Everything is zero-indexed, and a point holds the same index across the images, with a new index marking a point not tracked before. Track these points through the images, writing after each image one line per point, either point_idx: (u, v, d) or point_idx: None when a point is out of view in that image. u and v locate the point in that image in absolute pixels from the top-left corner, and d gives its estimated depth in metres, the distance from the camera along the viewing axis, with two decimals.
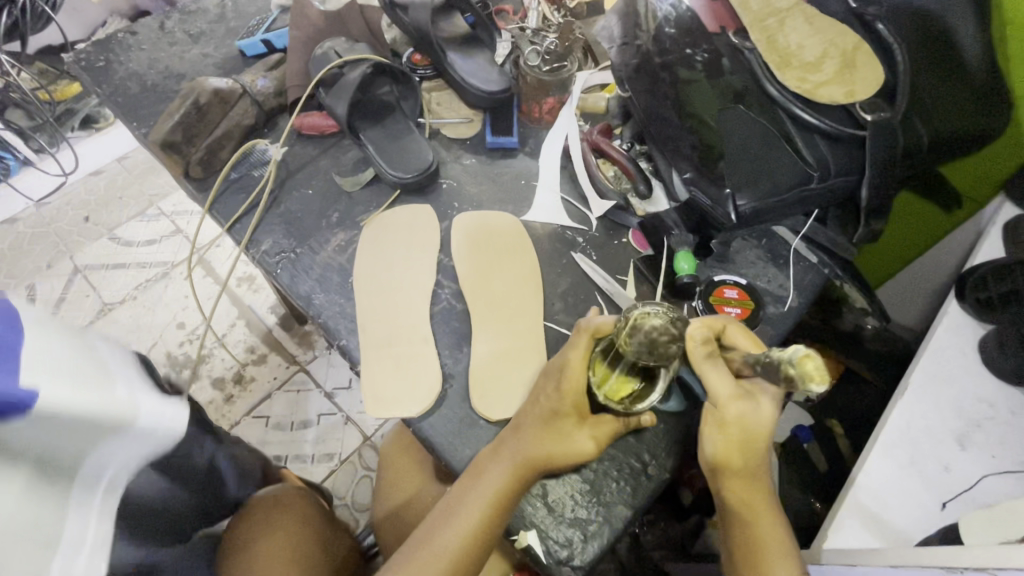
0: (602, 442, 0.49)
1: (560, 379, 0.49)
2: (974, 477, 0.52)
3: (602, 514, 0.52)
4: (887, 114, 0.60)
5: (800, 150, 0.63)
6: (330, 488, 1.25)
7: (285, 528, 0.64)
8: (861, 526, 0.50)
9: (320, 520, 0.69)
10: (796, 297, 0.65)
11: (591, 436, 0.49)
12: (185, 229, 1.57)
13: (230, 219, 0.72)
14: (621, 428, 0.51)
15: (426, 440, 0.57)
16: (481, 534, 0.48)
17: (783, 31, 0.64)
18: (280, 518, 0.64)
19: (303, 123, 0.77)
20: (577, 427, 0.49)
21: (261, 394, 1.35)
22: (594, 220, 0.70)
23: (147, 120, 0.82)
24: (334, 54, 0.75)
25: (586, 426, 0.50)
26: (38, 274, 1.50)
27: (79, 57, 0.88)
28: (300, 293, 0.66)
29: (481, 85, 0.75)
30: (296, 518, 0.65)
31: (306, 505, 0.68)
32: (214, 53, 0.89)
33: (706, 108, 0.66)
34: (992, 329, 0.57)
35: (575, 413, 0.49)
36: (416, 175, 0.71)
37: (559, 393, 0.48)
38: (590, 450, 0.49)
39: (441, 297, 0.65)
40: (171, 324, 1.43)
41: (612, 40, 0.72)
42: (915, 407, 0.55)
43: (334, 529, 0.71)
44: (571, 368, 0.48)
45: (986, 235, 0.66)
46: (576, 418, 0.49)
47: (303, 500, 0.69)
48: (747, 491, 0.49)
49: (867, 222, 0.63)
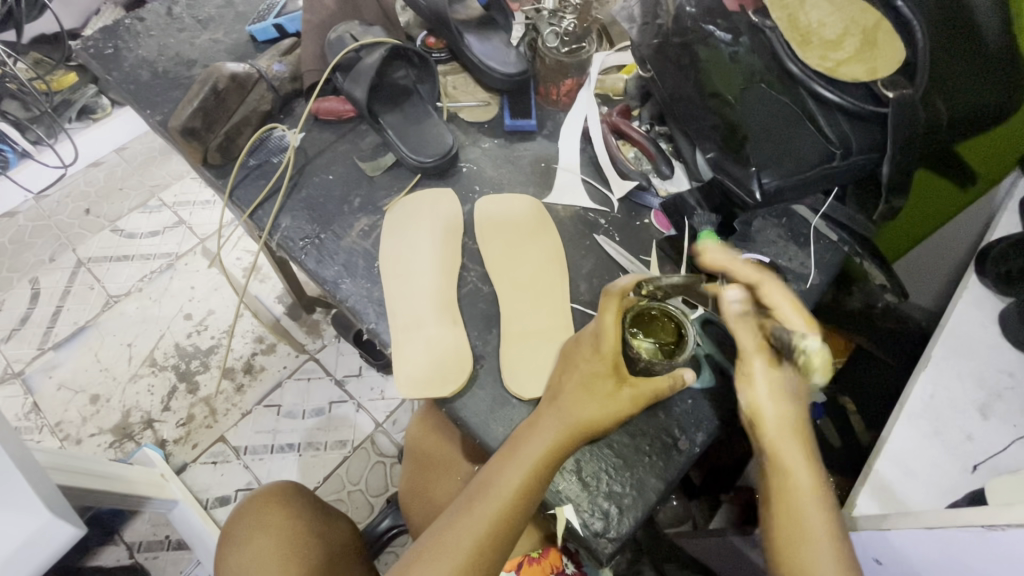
0: (641, 404, 0.51)
1: (597, 343, 0.51)
2: (996, 443, 0.54)
3: (635, 486, 0.53)
4: (909, 91, 0.59)
5: (821, 128, 0.63)
6: (344, 474, 1.27)
7: (274, 523, 0.71)
8: (886, 491, 0.52)
9: (313, 510, 0.75)
10: (817, 274, 0.65)
11: (630, 394, 0.50)
12: (189, 220, 1.57)
13: (250, 204, 0.72)
14: (670, 388, 0.51)
15: (460, 419, 0.58)
16: (520, 501, 0.49)
17: (804, 9, 0.63)
18: (268, 515, 0.72)
19: (320, 108, 0.76)
20: (615, 388, 0.50)
21: (271, 382, 1.36)
22: (616, 201, 0.71)
23: (161, 107, 0.82)
24: (349, 38, 0.74)
25: (625, 388, 0.51)
26: (41, 267, 1.49)
27: (86, 44, 0.87)
28: (326, 278, 0.67)
29: (499, 67, 0.75)
30: (293, 523, 0.72)
31: (297, 498, 0.76)
32: (224, 39, 0.88)
33: (728, 87, 0.67)
34: (1012, 302, 0.59)
35: (613, 376, 0.50)
36: (435, 159, 0.71)
37: (598, 355, 0.50)
38: (628, 409, 0.50)
39: (468, 280, 0.66)
40: (179, 315, 1.43)
41: (632, 20, 0.73)
42: (937, 378, 0.57)
43: (330, 521, 0.75)
44: (606, 332, 0.50)
45: (1003, 211, 0.67)
46: (616, 379, 0.50)
47: (294, 495, 0.76)
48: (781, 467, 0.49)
49: (887, 199, 0.63)
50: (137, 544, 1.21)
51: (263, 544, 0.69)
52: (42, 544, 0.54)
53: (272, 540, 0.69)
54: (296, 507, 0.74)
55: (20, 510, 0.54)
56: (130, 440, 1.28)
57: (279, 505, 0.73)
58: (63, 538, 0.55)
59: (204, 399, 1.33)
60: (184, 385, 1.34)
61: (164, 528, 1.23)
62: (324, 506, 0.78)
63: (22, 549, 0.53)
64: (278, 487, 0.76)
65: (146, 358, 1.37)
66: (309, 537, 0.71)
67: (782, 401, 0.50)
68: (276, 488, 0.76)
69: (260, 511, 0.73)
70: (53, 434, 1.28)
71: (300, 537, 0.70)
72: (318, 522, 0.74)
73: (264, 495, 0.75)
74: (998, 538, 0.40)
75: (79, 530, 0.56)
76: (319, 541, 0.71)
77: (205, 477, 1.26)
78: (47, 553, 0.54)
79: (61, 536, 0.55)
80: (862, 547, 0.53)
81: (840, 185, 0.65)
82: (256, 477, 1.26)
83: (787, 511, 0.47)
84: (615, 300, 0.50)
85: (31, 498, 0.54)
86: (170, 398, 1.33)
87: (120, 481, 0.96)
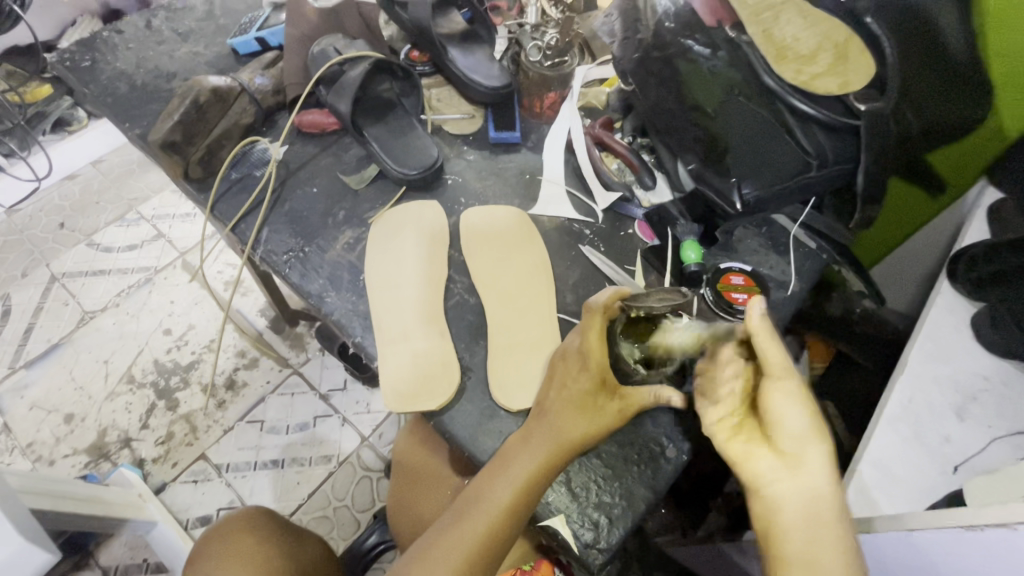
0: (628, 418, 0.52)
1: (583, 360, 0.51)
2: (973, 445, 0.55)
3: (625, 498, 0.53)
4: (880, 104, 0.61)
5: (798, 140, 0.64)
6: (329, 491, 1.24)
7: (244, 552, 0.70)
8: (866, 493, 0.53)
9: (284, 536, 0.74)
10: (797, 282, 0.67)
11: (616, 409, 0.51)
12: (168, 233, 1.54)
13: (232, 217, 0.71)
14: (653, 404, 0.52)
15: (448, 433, 0.58)
16: (510, 517, 0.48)
17: (778, 25, 0.65)
18: (238, 542, 0.71)
19: (303, 121, 0.76)
20: (604, 404, 0.51)
21: (253, 399, 1.33)
22: (599, 212, 0.72)
23: (140, 120, 0.80)
24: (333, 52, 0.75)
25: (613, 400, 0.51)
26: (12, 283, 1.45)
27: (62, 57, 0.86)
28: (310, 292, 0.66)
29: (484, 81, 0.76)
30: (264, 547, 0.71)
31: (268, 524, 0.75)
32: (205, 52, 0.87)
33: (707, 100, 0.67)
34: (983, 307, 0.61)
35: (601, 392, 0.51)
36: (420, 171, 0.71)
37: (585, 372, 0.50)
38: (614, 423, 0.51)
39: (454, 291, 0.66)
40: (157, 331, 1.40)
41: (613, 35, 0.75)
42: (914, 383, 0.58)
43: (304, 546, 0.74)
44: (592, 350, 0.51)
45: (972, 221, 0.70)
46: (605, 391, 0.51)
47: (267, 521, 0.75)
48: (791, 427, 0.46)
49: (862, 209, 0.65)
50: (113, 568, 1.17)
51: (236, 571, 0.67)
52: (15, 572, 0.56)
53: (243, 566, 0.68)
54: (266, 532, 0.73)
55: None
56: (105, 461, 1.24)
57: (249, 533, 0.72)
58: (35, 564, 0.57)
59: (184, 416, 1.30)
60: (162, 402, 1.31)
61: (142, 551, 1.19)
62: (297, 531, 0.77)
63: None
64: (252, 513, 0.76)
65: (122, 376, 1.33)
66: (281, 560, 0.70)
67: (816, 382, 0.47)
68: (247, 515, 0.75)
69: (230, 538, 0.72)
70: (24, 456, 1.24)
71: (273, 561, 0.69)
72: (289, 546, 0.73)
73: (235, 522, 0.74)
74: (976, 537, 0.42)
75: (51, 557, 0.59)
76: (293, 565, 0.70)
77: (185, 497, 1.22)
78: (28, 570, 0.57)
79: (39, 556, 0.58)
80: None
81: (815, 196, 0.67)
82: (239, 495, 1.23)
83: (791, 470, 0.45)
84: (597, 317, 0.51)
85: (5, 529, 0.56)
86: (148, 416, 1.29)
87: (96, 502, 0.93)
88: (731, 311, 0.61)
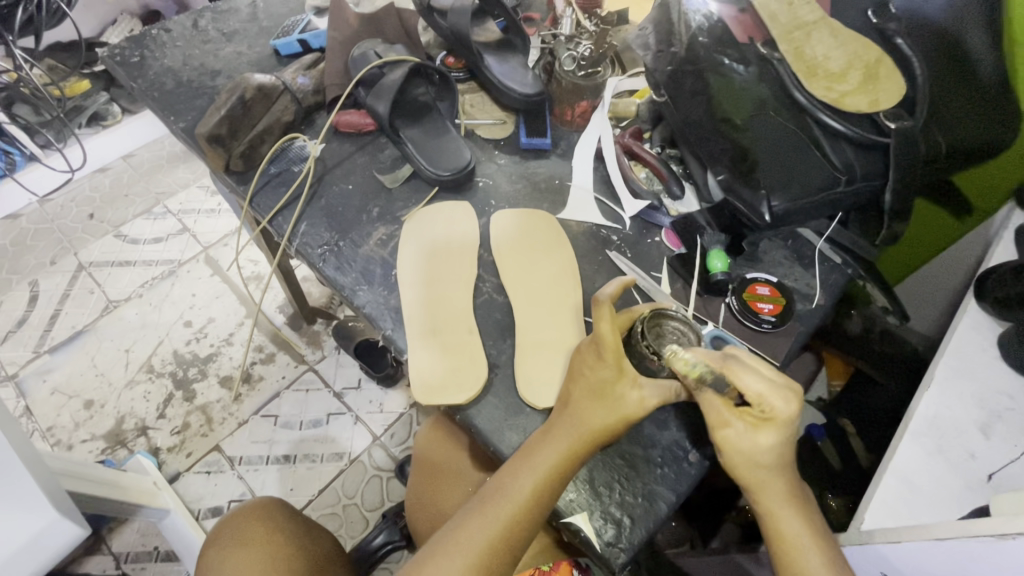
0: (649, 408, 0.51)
1: (597, 348, 0.51)
2: (999, 462, 0.55)
3: (647, 498, 0.54)
4: (909, 124, 0.63)
5: (828, 155, 0.66)
6: (339, 488, 1.25)
7: (256, 539, 0.70)
8: (887, 504, 0.54)
9: (294, 526, 0.75)
10: (822, 295, 0.67)
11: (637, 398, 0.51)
12: (193, 227, 1.57)
13: (270, 210, 0.73)
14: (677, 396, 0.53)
15: (474, 427, 0.59)
16: (535, 506, 0.49)
17: (809, 43, 0.66)
18: (250, 529, 0.72)
19: (341, 121, 0.79)
20: (626, 391, 0.51)
21: (269, 393, 1.35)
22: (627, 219, 0.73)
23: (184, 114, 0.83)
24: (373, 55, 0.77)
25: (634, 386, 0.51)
26: (41, 270, 1.49)
27: (113, 52, 0.89)
28: (343, 285, 0.68)
29: (518, 88, 0.78)
30: (275, 537, 0.71)
31: (280, 513, 0.75)
32: (248, 52, 0.91)
33: (738, 113, 0.69)
34: (1009, 326, 0.62)
35: (621, 379, 0.51)
36: (452, 173, 0.73)
37: (602, 359, 0.51)
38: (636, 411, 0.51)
39: (483, 290, 0.67)
40: (179, 322, 1.42)
41: (647, 48, 0.76)
42: (940, 399, 0.59)
43: (313, 538, 0.75)
44: (605, 338, 0.50)
45: (998, 241, 0.70)
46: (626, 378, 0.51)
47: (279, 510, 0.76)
48: (767, 494, 0.49)
49: (890, 223, 0.67)
50: (125, 554, 1.18)
51: (248, 557, 0.68)
52: (44, 547, 0.50)
53: (254, 553, 0.69)
54: (279, 520, 0.74)
55: (24, 508, 0.51)
56: (122, 447, 1.26)
57: (262, 520, 0.73)
58: (67, 539, 0.52)
59: (200, 407, 1.32)
60: (180, 393, 1.33)
61: (153, 538, 1.20)
62: (307, 522, 0.78)
63: (22, 553, 0.48)
64: (265, 501, 0.77)
65: (143, 364, 1.36)
66: (292, 549, 0.71)
67: (764, 440, 0.49)
68: (258, 504, 0.76)
69: (243, 524, 0.72)
70: (43, 439, 1.26)
71: (282, 551, 0.70)
72: (299, 538, 0.73)
73: (248, 509, 0.75)
74: (1002, 546, 0.42)
75: (82, 531, 0.53)
76: (302, 557, 0.70)
77: (198, 487, 1.24)
78: (50, 554, 0.51)
79: (65, 536, 0.51)
80: (867, 559, 0.55)
81: (842, 211, 0.68)
82: (250, 488, 1.24)
83: (791, 549, 0.48)
84: (605, 307, 0.50)
85: (39, 498, 0.51)
86: (166, 405, 1.32)
87: (117, 486, 0.95)
88: (757, 321, 0.63)
